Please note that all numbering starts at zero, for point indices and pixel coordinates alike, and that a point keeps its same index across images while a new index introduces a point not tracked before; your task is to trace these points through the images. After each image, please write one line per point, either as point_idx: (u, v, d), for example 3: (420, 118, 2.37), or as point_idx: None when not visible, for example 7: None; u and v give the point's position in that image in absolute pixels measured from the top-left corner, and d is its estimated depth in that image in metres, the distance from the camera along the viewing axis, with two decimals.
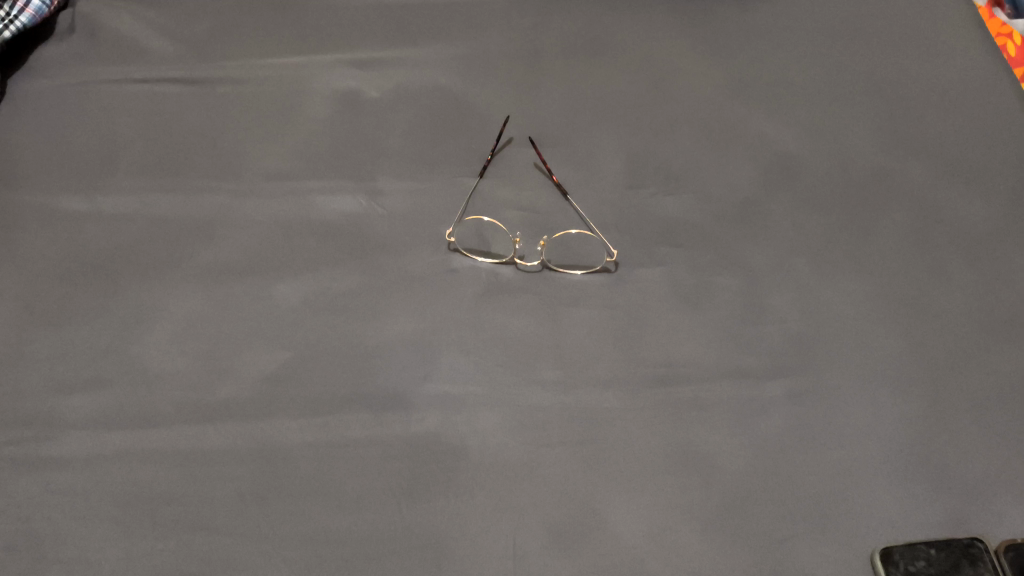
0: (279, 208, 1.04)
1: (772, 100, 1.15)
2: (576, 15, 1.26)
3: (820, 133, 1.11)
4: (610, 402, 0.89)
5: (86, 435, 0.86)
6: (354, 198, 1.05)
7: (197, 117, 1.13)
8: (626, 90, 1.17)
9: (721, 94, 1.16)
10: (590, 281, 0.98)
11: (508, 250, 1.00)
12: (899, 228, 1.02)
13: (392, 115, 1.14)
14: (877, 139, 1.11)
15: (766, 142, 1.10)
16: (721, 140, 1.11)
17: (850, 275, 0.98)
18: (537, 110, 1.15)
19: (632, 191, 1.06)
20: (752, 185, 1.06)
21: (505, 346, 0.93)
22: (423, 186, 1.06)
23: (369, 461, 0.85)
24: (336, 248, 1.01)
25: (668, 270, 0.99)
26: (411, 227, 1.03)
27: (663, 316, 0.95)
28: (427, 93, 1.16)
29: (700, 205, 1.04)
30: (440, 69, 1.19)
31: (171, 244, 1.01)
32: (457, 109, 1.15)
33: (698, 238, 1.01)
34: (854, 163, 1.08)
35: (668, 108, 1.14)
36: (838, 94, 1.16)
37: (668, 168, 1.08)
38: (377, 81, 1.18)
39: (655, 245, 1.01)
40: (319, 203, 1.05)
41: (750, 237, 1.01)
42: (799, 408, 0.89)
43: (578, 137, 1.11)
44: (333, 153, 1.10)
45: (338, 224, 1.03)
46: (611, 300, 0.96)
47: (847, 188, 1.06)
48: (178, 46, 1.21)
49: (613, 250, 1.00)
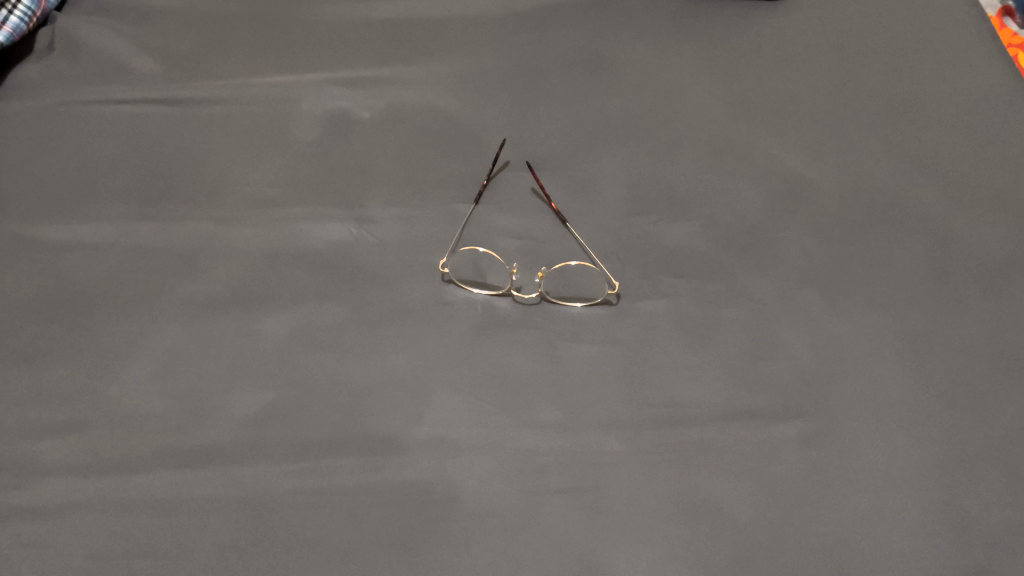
0: (265, 236, 0.99)
1: (779, 121, 1.11)
2: (575, 31, 1.22)
3: (829, 155, 1.07)
4: (612, 445, 0.84)
5: (61, 483, 0.82)
6: (344, 225, 1.01)
7: (181, 139, 1.08)
8: (629, 111, 1.12)
9: (726, 114, 1.12)
10: (590, 316, 0.93)
11: (505, 281, 0.95)
12: (914, 257, 0.97)
13: (383, 137, 1.09)
14: (891, 162, 1.06)
15: (774, 165, 1.06)
16: (728, 164, 1.06)
17: (864, 308, 0.94)
18: (535, 131, 1.10)
19: (634, 217, 1.01)
20: (759, 211, 1.02)
21: (502, 385, 0.88)
22: (417, 213, 1.02)
23: (357, 510, 0.80)
24: (324, 280, 0.96)
25: (672, 302, 0.94)
26: (403, 257, 0.98)
27: (668, 352, 0.91)
28: (420, 114, 1.12)
29: (706, 233, 1.00)
30: (435, 88, 1.15)
31: (152, 275, 0.96)
32: (452, 130, 1.10)
33: (704, 269, 0.97)
34: (867, 188, 1.04)
35: (671, 129, 1.10)
36: (849, 114, 1.11)
37: (673, 193, 1.03)
38: (368, 101, 1.13)
39: (659, 275, 0.96)
40: (307, 231, 1.00)
41: (759, 267, 0.97)
42: (813, 452, 0.84)
43: (578, 160, 1.07)
44: (323, 178, 1.05)
45: (327, 253, 0.98)
46: (613, 334, 0.92)
47: (860, 215, 1.01)
48: (161, 65, 1.16)
49: (613, 280, 0.96)
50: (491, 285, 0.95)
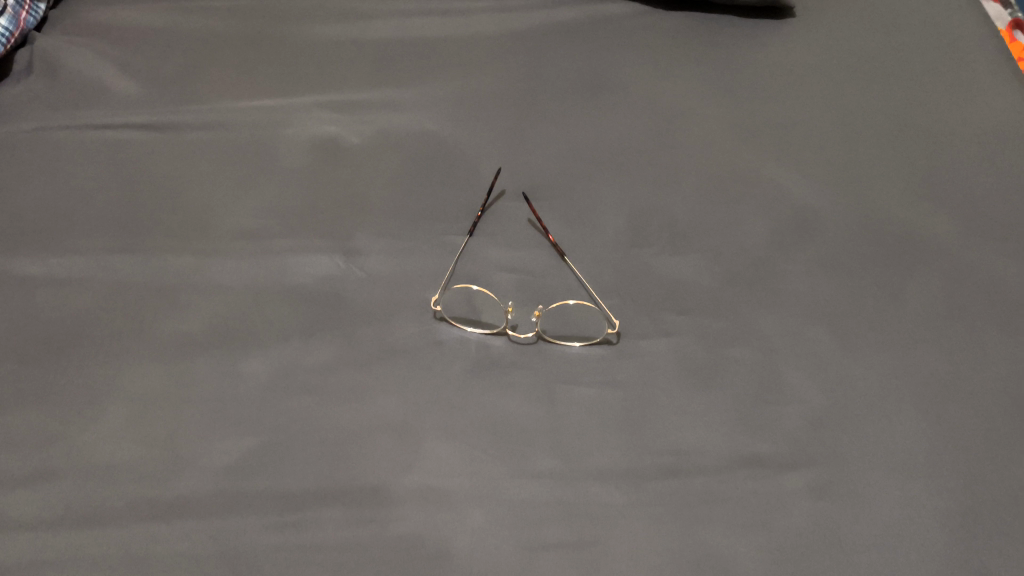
0: (249, 271, 0.95)
1: (786, 147, 1.07)
2: (573, 51, 1.18)
3: (837, 184, 1.03)
4: (611, 496, 0.80)
5: (29, 537, 0.77)
6: (331, 259, 0.96)
7: (163, 166, 1.04)
8: (629, 136, 1.08)
9: (731, 140, 1.07)
10: (589, 356, 0.89)
11: (499, 319, 0.91)
12: (927, 293, 0.93)
13: (373, 163, 1.05)
14: (903, 191, 1.02)
15: (780, 195, 1.02)
16: (732, 193, 1.02)
17: (876, 347, 0.90)
18: (532, 158, 1.06)
19: (634, 250, 0.97)
20: (764, 244, 0.98)
21: (496, 431, 0.84)
22: (408, 245, 0.98)
23: (342, 567, 0.76)
24: (311, 317, 0.92)
25: (675, 342, 0.90)
26: (393, 292, 0.94)
27: (670, 396, 0.86)
28: (413, 140, 1.07)
29: (710, 266, 0.95)
30: (426, 112, 1.10)
31: (131, 312, 0.92)
32: (445, 157, 1.06)
33: (708, 305, 0.92)
34: (878, 219, 0.99)
35: (673, 156, 1.06)
36: (857, 140, 1.07)
37: (675, 225, 0.99)
38: (358, 125, 1.09)
39: (660, 312, 0.92)
40: (292, 265, 0.96)
41: (765, 304, 0.93)
42: (823, 504, 0.80)
43: (576, 189, 1.03)
44: (311, 207, 1.01)
45: (314, 288, 0.94)
46: (612, 376, 0.88)
47: (870, 248, 0.97)
48: (144, 88, 1.12)
49: (614, 319, 0.91)
50: (484, 323, 0.91)
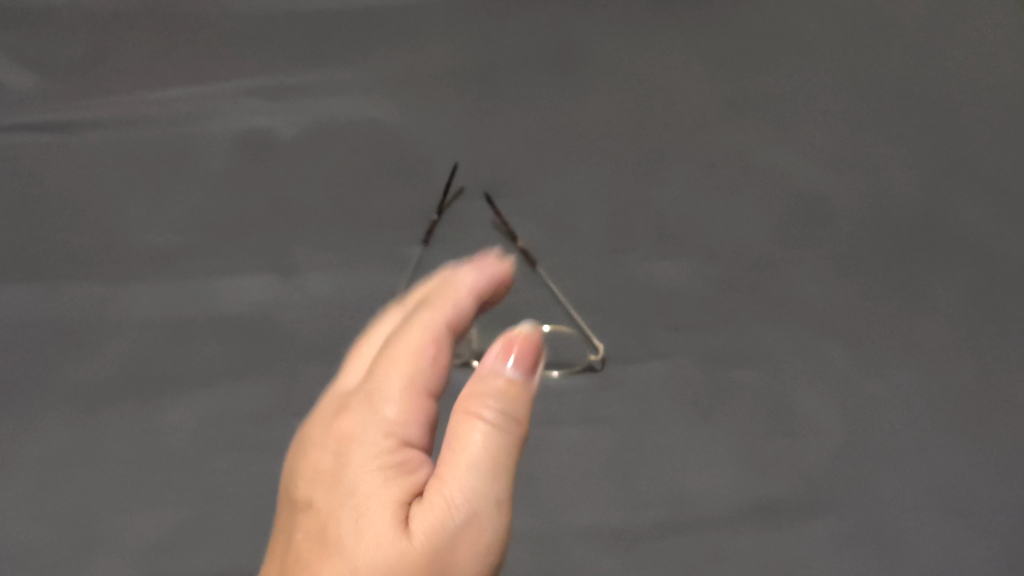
0: (167, 299, 0.81)
1: (785, 121, 0.94)
2: (536, 9, 1.02)
3: (847, 164, 0.90)
4: (599, 562, 0.69)
5: None
6: (263, 280, 0.82)
7: (63, 175, 0.89)
8: (605, 114, 0.94)
9: (723, 114, 0.94)
10: (568, 387, 0.77)
11: (463, 348, 0.79)
12: (955, 291, 0.81)
13: (310, 160, 0.91)
14: (920, 169, 0.89)
15: (782, 179, 0.89)
16: (727, 181, 0.89)
17: (899, 360, 0.78)
18: (494, 147, 0.93)
19: (617, 256, 0.85)
20: (766, 241, 0.85)
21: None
22: (353, 258, 0.84)
23: None
24: (243, 353, 0.78)
25: (669, 365, 0.78)
26: (338, 318, 0.80)
27: (665, 433, 0.75)
28: (357, 134, 0.93)
29: (705, 271, 0.83)
30: (370, 98, 0.96)
31: (29, 360, 0.78)
32: (394, 149, 0.92)
33: (705, 318, 0.80)
34: (895, 204, 0.87)
35: (657, 138, 0.93)
36: (867, 109, 0.94)
37: (663, 223, 0.87)
38: (290, 113, 0.94)
39: (650, 329, 0.80)
40: (217, 289, 0.82)
41: (770, 313, 0.80)
42: (845, 559, 0.69)
43: (548, 184, 0.90)
44: (239, 218, 0.87)
45: (244, 318, 0.80)
46: (597, 411, 0.76)
47: (888, 240, 0.85)
48: (36, 78, 0.96)
49: (597, 342, 0.79)
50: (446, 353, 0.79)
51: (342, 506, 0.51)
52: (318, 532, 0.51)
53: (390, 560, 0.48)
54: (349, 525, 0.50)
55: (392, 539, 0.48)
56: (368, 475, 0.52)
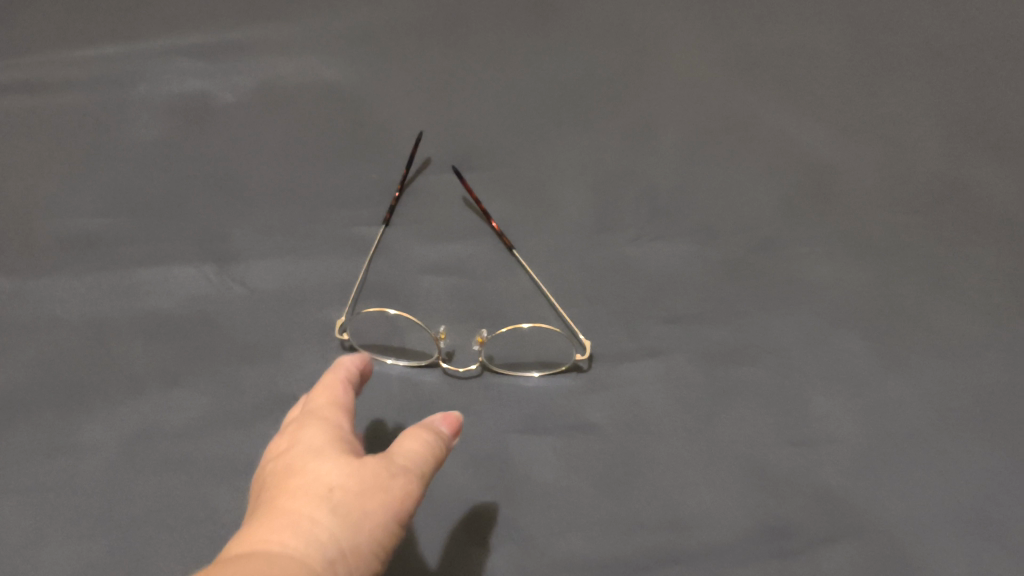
0: (89, 292, 0.71)
1: (786, 81, 0.85)
2: None
3: (858, 128, 0.81)
4: None
5: None
6: (199, 271, 0.72)
7: None
8: (587, 79, 0.86)
9: (717, 75, 0.85)
10: (551, 389, 0.67)
11: (430, 348, 0.69)
12: (988, 269, 0.71)
13: (256, 130, 0.81)
14: (945, 134, 0.80)
15: (787, 145, 0.80)
16: (725, 148, 0.80)
17: (928, 355, 0.68)
18: (463, 115, 0.83)
19: (604, 234, 0.75)
20: (772, 214, 0.76)
21: (431, 500, 0.61)
22: (304, 245, 0.74)
23: None
24: (174, 355, 0.68)
25: (665, 362, 0.68)
26: (285, 313, 0.70)
27: (663, 443, 0.64)
28: (309, 97, 0.84)
29: (704, 252, 0.74)
30: (326, 56, 0.87)
31: None
32: (352, 119, 0.83)
33: (704, 306, 0.71)
34: (916, 174, 0.77)
35: (645, 103, 0.84)
36: (877, 69, 0.85)
37: (655, 197, 0.77)
38: (235, 79, 0.85)
39: (643, 321, 0.70)
40: (146, 282, 0.71)
41: (777, 299, 0.71)
42: None
43: (524, 155, 0.80)
44: (173, 196, 0.76)
45: (177, 315, 0.70)
46: (585, 417, 0.66)
47: (909, 215, 0.75)
48: None
49: (584, 338, 0.69)
50: (411, 353, 0.69)
51: (288, 453, 0.53)
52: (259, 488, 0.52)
53: (340, 473, 0.50)
54: (298, 458, 0.51)
55: (342, 461, 0.51)
56: (318, 424, 0.55)
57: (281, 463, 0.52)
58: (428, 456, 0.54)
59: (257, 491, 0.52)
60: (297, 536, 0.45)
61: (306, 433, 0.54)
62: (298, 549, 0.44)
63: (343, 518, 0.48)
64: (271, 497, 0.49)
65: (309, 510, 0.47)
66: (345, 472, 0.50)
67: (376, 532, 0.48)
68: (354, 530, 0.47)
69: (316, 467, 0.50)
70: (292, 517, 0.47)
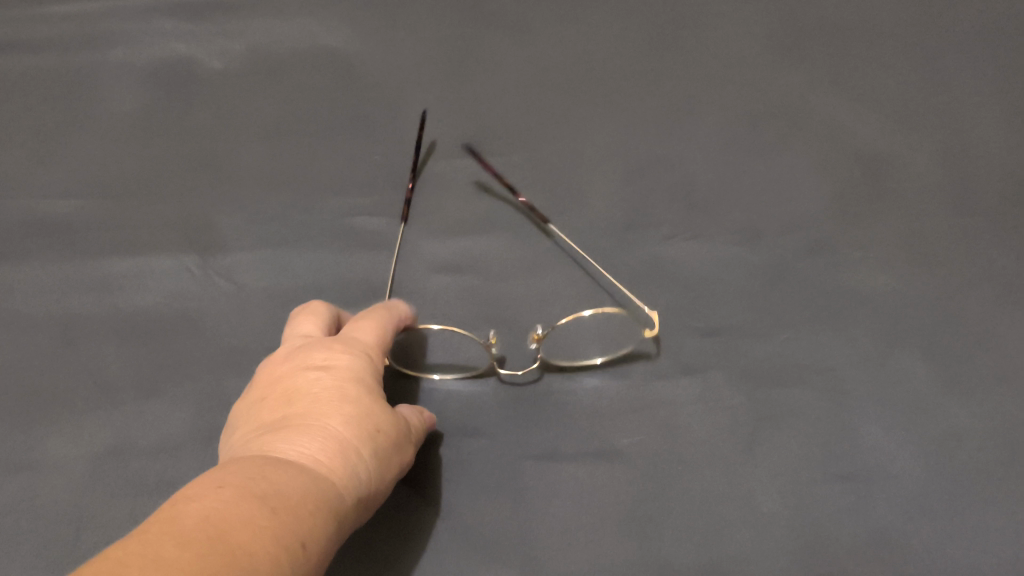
0: (54, 283, 0.63)
1: (836, 61, 0.76)
2: None
3: (917, 116, 0.72)
4: None
5: None
6: (180, 262, 0.64)
7: None
8: (614, 54, 0.77)
9: (758, 52, 0.77)
10: (571, 407, 0.60)
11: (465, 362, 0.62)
12: None
13: (247, 102, 0.73)
14: (1018, 127, 0.71)
15: (837, 133, 0.72)
16: (768, 136, 0.72)
17: (998, 381, 0.59)
18: (477, 90, 0.75)
19: (632, 233, 0.67)
20: (818, 212, 0.68)
21: (435, 534, 0.54)
22: (298, 236, 0.66)
23: None
24: (149, 359, 0.60)
25: (700, 380, 0.60)
26: (276, 312, 0.62)
27: (696, 474, 0.57)
28: (305, 66, 0.76)
29: (743, 253, 0.66)
30: (325, 19, 0.79)
31: None
32: (354, 91, 0.74)
33: (744, 316, 0.63)
34: (983, 172, 0.69)
35: (680, 82, 0.76)
36: (939, 48, 0.76)
37: (689, 191, 0.69)
38: (224, 43, 0.77)
39: (676, 333, 0.63)
40: (119, 273, 0.64)
41: (825, 309, 0.63)
42: None
43: (545, 138, 0.72)
44: (151, 174, 0.69)
45: (153, 313, 0.62)
46: (609, 441, 0.58)
47: (974, 218, 0.67)
48: None
49: (653, 332, 0.62)
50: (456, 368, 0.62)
51: (336, 372, 0.51)
52: (295, 391, 0.49)
53: (382, 418, 0.49)
54: (348, 385, 0.50)
55: (383, 408, 0.50)
56: (364, 357, 0.53)
57: (323, 375, 0.50)
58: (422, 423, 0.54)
59: (285, 392, 0.50)
60: (339, 469, 0.44)
61: (350, 357, 0.52)
62: (342, 479, 0.44)
63: (377, 461, 0.47)
64: (317, 413, 0.47)
65: (353, 442, 0.46)
66: (386, 420, 0.49)
67: (382, 492, 0.48)
68: (377, 484, 0.47)
69: (363, 397, 0.49)
70: (340, 442, 0.46)
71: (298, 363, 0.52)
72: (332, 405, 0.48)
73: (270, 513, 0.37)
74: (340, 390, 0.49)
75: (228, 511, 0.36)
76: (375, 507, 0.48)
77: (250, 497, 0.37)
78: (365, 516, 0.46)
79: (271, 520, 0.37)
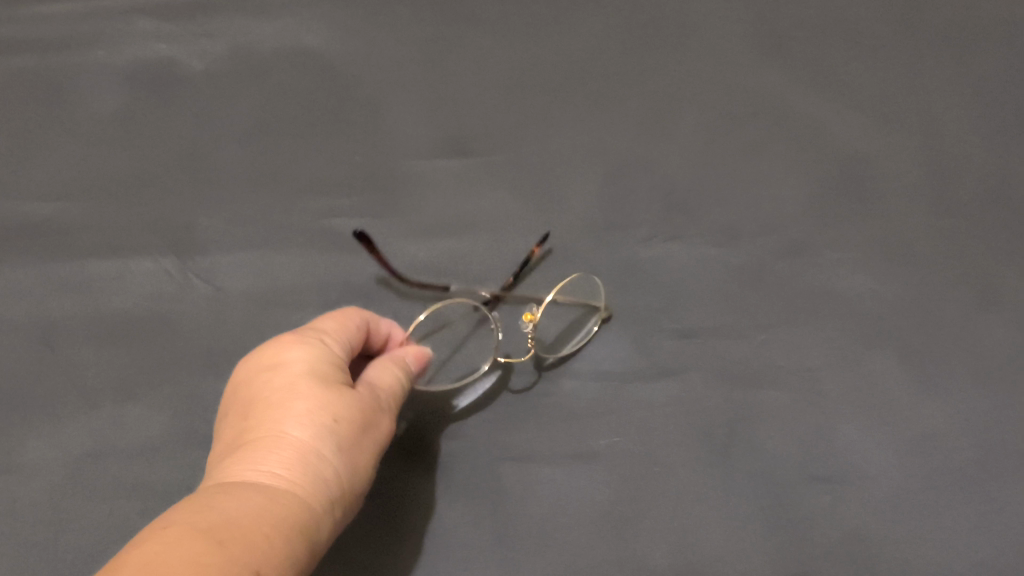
0: (34, 287, 0.63)
1: (817, 59, 0.76)
2: None
3: (895, 116, 0.72)
4: None
5: None
6: (159, 264, 0.65)
7: None
8: (595, 52, 0.77)
9: (740, 50, 0.77)
10: (548, 409, 0.60)
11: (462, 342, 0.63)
12: None
13: (228, 103, 0.73)
14: (995, 129, 0.71)
15: (815, 133, 0.72)
16: (747, 137, 0.72)
17: (971, 382, 0.60)
18: (458, 90, 0.75)
19: (610, 235, 0.68)
20: (795, 214, 0.68)
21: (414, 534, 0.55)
22: (277, 238, 0.66)
23: None
24: (128, 362, 0.60)
25: (677, 382, 0.61)
26: (255, 315, 0.63)
27: (671, 476, 0.57)
28: (285, 65, 0.76)
29: (721, 254, 0.66)
30: (306, 17, 0.78)
31: None
32: (334, 92, 0.74)
33: (721, 318, 0.63)
34: (959, 173, 0.69)
35: (660, 82, 0.76)
36: (920, 48, 0.76)
37: (668, 193, 0.70)
38: (204, 42, 0.76)
39: (653, 334, 0.63)
40: (98, 276, 0.64)
41: (802, 310, 0.63)
42: None
43: (524, 139, 0.72)
44: (132, 177, 0.69)
45: (132, 316, 0.62)
46: (585, 443, 0.58)
47: (950, 219, 0.67)
48: None
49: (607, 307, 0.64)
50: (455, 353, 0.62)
51: (290, 367, 0.51)
52: (254, 397, 0.51)
53: (339, 402, 0.50)
54: (302, 377, 0.50)
55: (341, 392, 0.50)
56: (320, 343, 0.53)
57: (276, 374, 0.51)
58: (394, 389, 0.55)
59: (245, 403, 0.51)
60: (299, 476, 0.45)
61: (299, 350, 0.52)
62: (303, 485, 0.45)
63: (341, 450, 0.48)
64: (273, 418, 0.48)
65: (312, 442, 0.47)
66: (345, 403, 0.50)
67: (358, 474, 0.49)
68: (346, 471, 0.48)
69: (318, 389, 0.50)
70: (298, 449, 0.47)
71: (254, 366, 0.53)
72: (286, 406, 0.49)
73: (218, 545, 0.37)
74: (293, 387, 0.50)
75: (171, 551, 0.36)
76: (355, 488, 0.49)
77: (198, 532, 0.38)
78: (344, 505, 0.48)
79: (221, 552, 0.37)
